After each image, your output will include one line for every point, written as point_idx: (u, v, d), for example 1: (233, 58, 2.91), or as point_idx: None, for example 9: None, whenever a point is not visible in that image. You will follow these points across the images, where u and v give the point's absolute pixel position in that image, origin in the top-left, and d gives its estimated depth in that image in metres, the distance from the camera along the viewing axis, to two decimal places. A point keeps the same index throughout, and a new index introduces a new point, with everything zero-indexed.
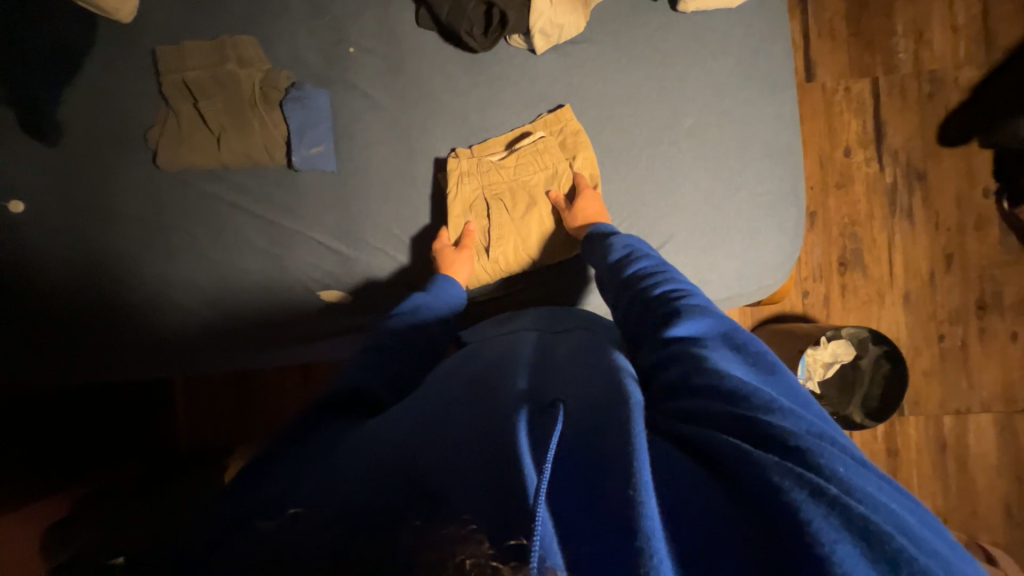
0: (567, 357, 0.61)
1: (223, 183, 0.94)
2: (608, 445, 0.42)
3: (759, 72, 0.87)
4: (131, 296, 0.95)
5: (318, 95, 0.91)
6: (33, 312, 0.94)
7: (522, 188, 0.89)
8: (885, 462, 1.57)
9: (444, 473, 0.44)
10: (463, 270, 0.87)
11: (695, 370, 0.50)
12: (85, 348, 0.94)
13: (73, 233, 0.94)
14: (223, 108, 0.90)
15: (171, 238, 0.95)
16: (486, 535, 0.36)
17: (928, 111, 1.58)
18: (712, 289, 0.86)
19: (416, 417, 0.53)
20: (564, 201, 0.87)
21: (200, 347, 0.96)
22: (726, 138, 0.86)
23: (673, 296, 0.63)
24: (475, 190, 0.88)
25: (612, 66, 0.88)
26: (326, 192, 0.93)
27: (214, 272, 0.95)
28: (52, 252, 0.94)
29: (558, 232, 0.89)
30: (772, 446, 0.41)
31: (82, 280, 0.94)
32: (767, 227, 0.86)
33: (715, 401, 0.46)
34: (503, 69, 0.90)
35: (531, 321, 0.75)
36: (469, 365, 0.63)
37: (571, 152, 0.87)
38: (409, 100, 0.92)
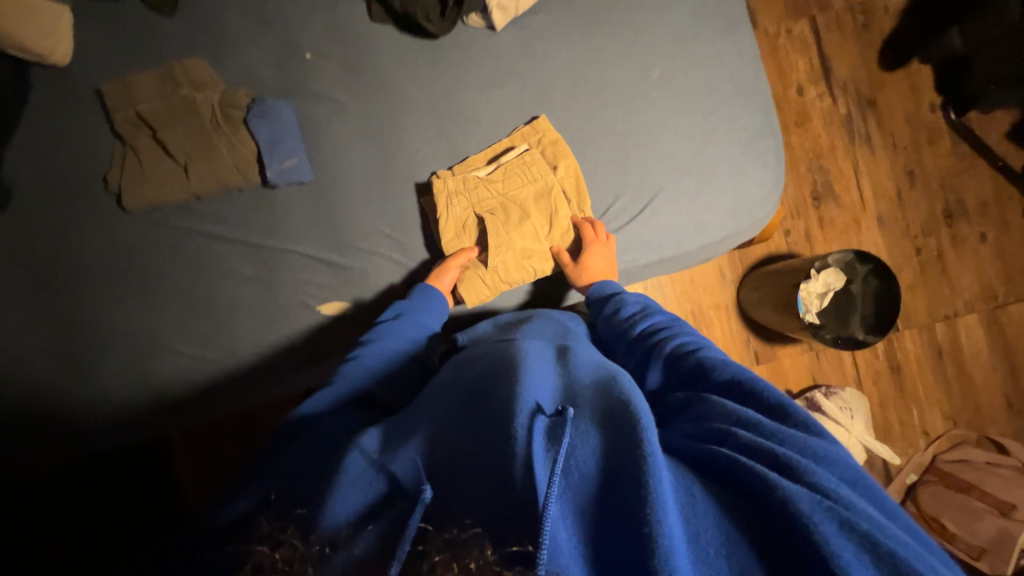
0: (569, 367, 0.57)
1: (200, 214, 0.91)
2: (625, 468, 0.42)
3: (715, 14, 0.89)
4: (119, 351, 0.90)
5: (281, 106, 0.88)
6: (11, 390, 0.87)
7: (513, 201, 0.86)
8: (890, 378, 1.63)
9: (456, 497, 0.45)
10: (448, 280, 0.85)
11: (718, 410, 0.51)
12: (79, 415, 0.88)
13: (44, 295, 0.89)
14: (185, 135, 0.87)
15: (153, 282, 0.91)
16: (486, 539, 0.41)
17: (866, 40, 1.65)
18: (708, 232, 0.88)
19: (417, 431, 0.53)
20: (557, 210, 0.86)
21: (202, 390, 0.91)
22: (695, 82, 0.87)
23: (689, 347, 0.63)
24: (468, 210, 0.85)
25: (573, 29, 0.88)
26: (306, 204, 0.90)
27: (206, 309, 0.91)
28: (24, 320, 0.88)
29: (557, 237, 0.86)
30: (796, 477, 0.42)
31: (62, 343, 0.88)
32: (749, 162, 0.88)
33: (737, 434, 0.47)
34: (466, 50, 0.89)
35: (527, 329, 0.72)
36: (469, 371, 0.59)
37: (559, 163, 0.86)
38: (376, 96, 0.89)
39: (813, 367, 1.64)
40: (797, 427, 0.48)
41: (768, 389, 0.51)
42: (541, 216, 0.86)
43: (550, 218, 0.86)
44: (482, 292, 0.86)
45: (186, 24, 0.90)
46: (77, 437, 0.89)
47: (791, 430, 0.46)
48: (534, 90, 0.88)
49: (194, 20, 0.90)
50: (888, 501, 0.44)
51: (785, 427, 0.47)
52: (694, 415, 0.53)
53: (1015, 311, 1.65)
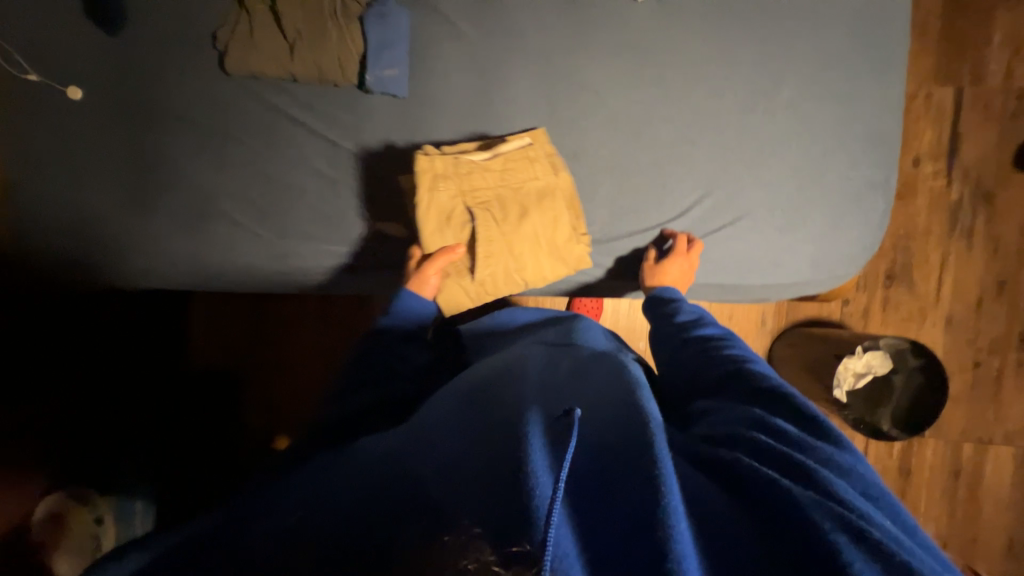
0: (575, 385, 0.60)
1: (291, 96, 0.91)
2: (635, 452, 0.45)
3: (872, 49, 0.81)
4: (174, 204, 0.92)
5: (400, 13, 0.85)
6: (76, 204, 0.90)
7: (505, 201, 0.82)
8: (895, 480, 1.57)
9: (450, 486, 0.44)
10: (430, 286, 0.82)
11: (741, 413, 0.53)
12: (130, 251, 0.92)
13: (128, 128, 0.91)
14: (301, 15, 0.85)
15: (228, 147, 0.92)
16: (487, 540, 0.36)
17: (1009, 130, 1.50)
18: (782, 271, 0.83)
19: (415, 430, 0.56)
20: (552, 218, 0.83)
21: (245, 263, 0.94)
22: (825, 115, 0.81)
23: (731, 358, 0.63)
24: (454, 203, 0.81)
25: (715, 21, 0.82)
26: (394, 118, 0.90)
27: (269, 188, 0.92)
28: (105, 144, 0.91)
29: (548, 247, 0.83)
30: (813, 483, 0.43)
31: (132, 178, 0.91)
32: (853, 215, 0.81)
33: (762, 438, 0.48)
34: (597, 11, 0.85)
35: (538, 343, 0.77)
36: (469, 381, 0.66)
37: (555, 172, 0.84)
38: (493, 31, 0.86)
39: None
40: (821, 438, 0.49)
41: (795, 395, 0.53)
42: (537, 221, 0.82)
43: (544, 226, 0.83)
44: (468, 294, 0.85)
45: None
46: (124, 270, 0.93)
47: (813, 441, 0.48)
48: (654, 73, 0.84)
49: None
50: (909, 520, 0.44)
51: (807, 438, 0.48)
52: (717, 421, 0.53)
53: None
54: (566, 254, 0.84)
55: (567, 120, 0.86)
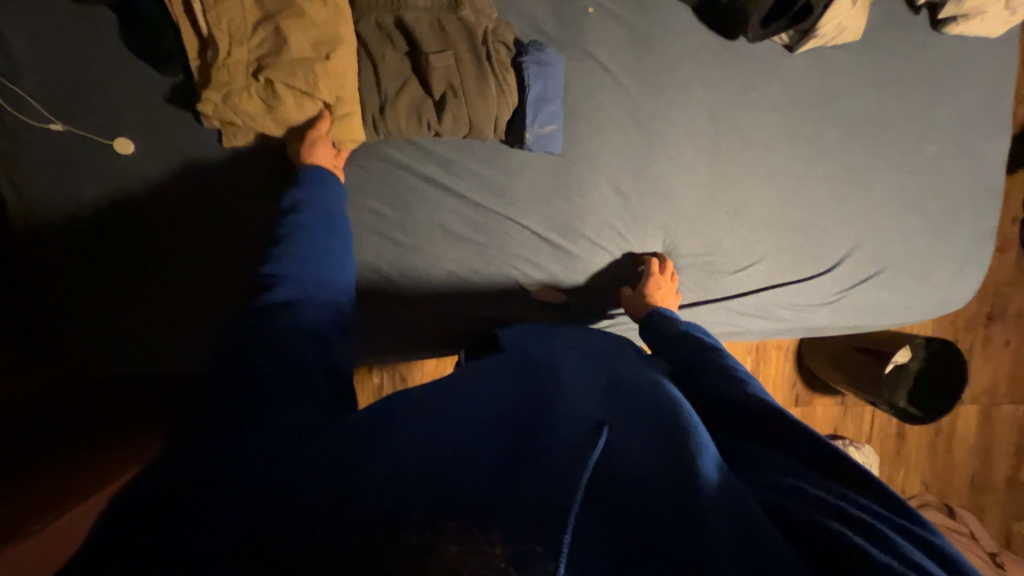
0: (610, 386, 0.56)
1: (425, 155, 0.80)
2: (666, 473, 0.41)
3: (994, 105, 0.88)
4: (196, 267, 0.80)
5: (558, 62, 0.77)
6: (143, 253, 0.79)
7: (269, 35, 0.70)
8: (892, 441, 1.86)
9: (475, 476, 0.39)
10: (325, 152, 0.71)
11: (782, 459, 0.47)
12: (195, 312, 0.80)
13: (195, 178, 0.78)
14: (449, 62, 0.72)
15: (353, 217, 0.79)
16: (500, 535, 0.35)
17: None
18: (912, 312, 0.91)
19: (436, 426, 0.45)
20: (292, 32, 0.69)
21: (382, 338, 0.85)
22: (954, 170, 0.87)
23: (741, 382, 0.57)
24: (243, 81, 0.70)
25: (864, 76, 0.84)
26: (547, 177, 0.83)
27: (403, 259, 0.82)
28: (172, 192, 0.78)
29: (321, 26, 0.70)
30: (893, 550, 0.37)
31: (207, 230, 0.79)
32: (971, 258, 0.91)
33: (807, 488, 0.43)
34: (759, 65, 0.82)
35: (575, 342, 0.74)
36: (493, 374, 0.57)
37: (296, 8, 0.70)
38: (654, 83, 0.81)
39: (839, 419, 1.84)
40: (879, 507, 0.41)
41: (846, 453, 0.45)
42: (307, 46, 0.70)
43: (292, 47, 0.69)
44: (354, 114, 0.73)
45: None
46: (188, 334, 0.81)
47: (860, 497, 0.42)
48: (806, 126, 0.84)
49: None
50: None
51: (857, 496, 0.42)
52: (751, 467, 0.47)
53: (1007, 411, 1.86)
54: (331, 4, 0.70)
55: (726, 176, 0.85)
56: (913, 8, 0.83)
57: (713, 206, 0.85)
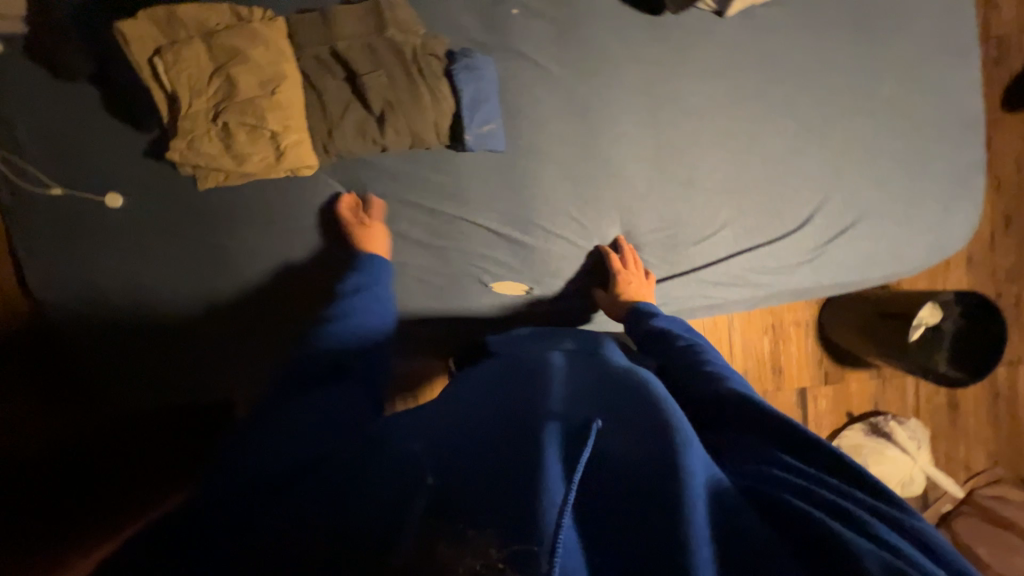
0: (591, 379, 0.58)
1: (378, 170, 0.84)
2: (651, 475, 0.44)
3: (951, 33, 0.84)
4: (179, 307, 0.85)
5: (488, 65, 0.80)
6: (131, 300, 0.84)
7: (222, 80, 0.77)
8: (945, 412, 1.71)
9: (468, 487, 0.43)
10: (380, 243, 0.82)
11: (760, 446, 0.51)
12: (188, 350, 0.85)
13: (172, 225, 0.85)
14: (383, 80, 0.77)
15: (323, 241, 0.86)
16: (499, 538, 0.39)
17: (992, 77, 1.61)
18: (904, 261, 0.86)
19: (428, 438, 0.51)
20: (240, 76, 0.76)
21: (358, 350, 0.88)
22: (920, 106, 0.83)
23: (716, 379, 0.61)
24: (204, 126, 0.77)
25: (801, 28, 0.83)
26: (495, 174, 0.85)
27: None
28: (152, 240, 0.84)
29: (265, 66, 0.77)
30: (858, 527, 0.41)
31: (189, 272, 0.85)
32: (960, 196, 0.85)
33: (786, 476, 0.46)
34: (688, 33, 0.83)
35: (562, 340, 0.77)
36: (481, 385, 0.62)
37: (242, 55, 0.77)
38: (584, 67, 0.83)
39: (878, 394, 1.70)
40: (847, 485, 0.45)
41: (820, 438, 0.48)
42: (255, 86, 0.77)
43: (241, 89, 0.76)
44: (304, 141, 0.78)
45: None
46: (186, 373, 0.86)
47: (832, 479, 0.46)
48: (750, 85, 0.83)
49: None
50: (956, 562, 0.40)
51: (828, 478, 0.46)
52: (736, 456, 0.51)
53: None
54: (273, 44, 0.77)
55: (677, 149, 0.84)
56: None
57: (666, 179, 0.85)
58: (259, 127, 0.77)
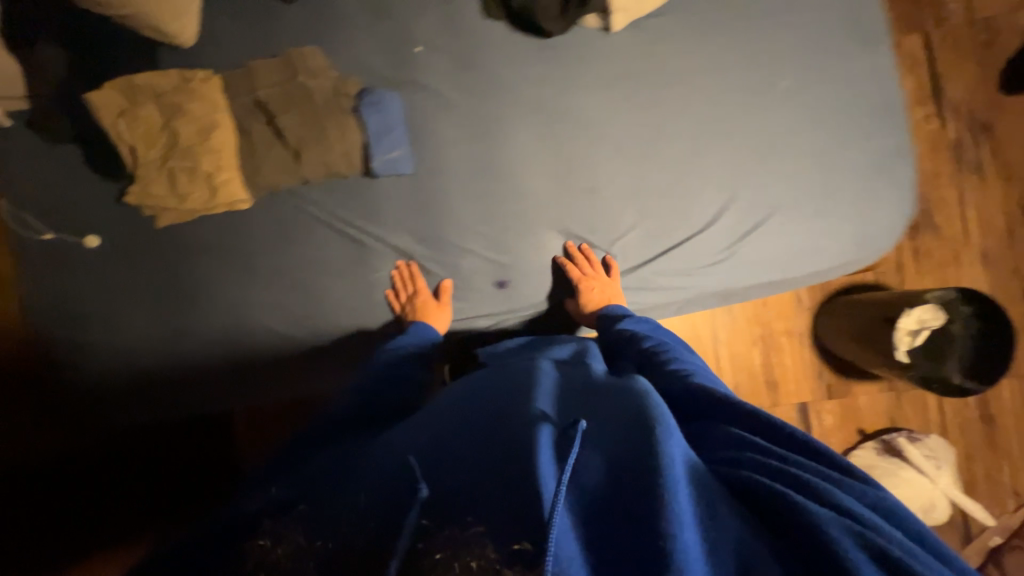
0: (579, 387, 0.60)
1: (304, 201, 0.92)
2: (628, 463, 0.44)
3: (854, 21, 0.83)
4: (141, 331, 0.95)
5: (391, 99, 0.88)
6: (104, 325, 0.96)
7: (168, 132, 0.90)
8: (980, 429, 1.51)
9: (462, 496, 0.47)
10: (438, 317, 0.88)
11: (729, 432, 0.50)
12: (153, 369, 0.95)
13: (135, 258, 0.96)
14: (297, 121, 0.87)
15: (258, 267, 0.94)
16: (489, 535, 0.43)
17: (987, 60, 1.50)
18: (826, 256, 0.82)
19: (418, 443, 0.56)
20: (181, 127, 0.89)
21: (297, 364, 0.96)
22: (825, 97, 0.81)
23: (682, 374, 0.62)
24: (154, 172, 0.90)
25: (691, 36, 0.84)
26: (406, 196, 0.90)
27: (305, 298, 0.94)
28: (118, 272, 0.96)
29: (200, 118, 0.89)
30: (826, 501, 0.41)
31: (149, 299, 0.95)
32: (881, 185, 0.81)
33: (761, 458, 0.46)
34: (579, 50, 0.86)
35: (540, 350, 0.79)
36: (461, 390, 0.66)
37: (183, 110, 0.89)
38: (482, 93, 0.89)
39: (894, 409, 1.53)
40: (808, 459, 0.46)
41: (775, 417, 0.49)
42: (193, 134, 0.89)
43: (182, 139, 0.89)
44: (235, 179, 0.90)
45: (303, 16, 0.92)
46: (155, 391, 0.96)
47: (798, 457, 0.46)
48: (644, 94, 0.85)
49: (315, 13, 0.92)
50: (919, 527, 0.41)
51: (793, 455, 0.46)
52: (704, 443, 0.52)
53: None
54: (208, 98, 0.90)
55: (578, 161, 0.87)
56: None
57: (568, 189, 0.87)
58: (197, 170, 0.89)
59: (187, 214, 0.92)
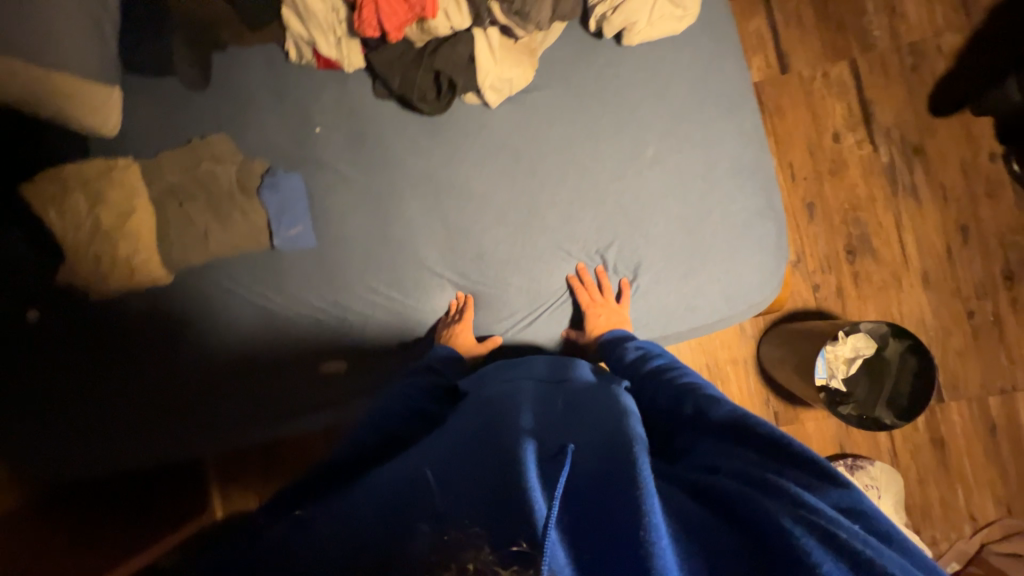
0: (571, 409, 0.62)
1: (218, 272, 0.98)
2: (617, 474, 0.46)
3: (715, 91, 0.88)
4: (100, 372, 0.98)
5: (292, 179, 0.95)
6: (57, 372, 0.98)
7: (92, 215, 0.94)
8: (932, 453, 1.49)
9: (458, 501, 0.45)
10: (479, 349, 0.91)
11: (718, 446, 0.56)
12: (113, 406, 0.98)
13: (80, 309, 0.98)
14: (205, 206, 0.95)
15: (199, 317, 0.98)
16: (488, 540, 0.39)
17: (916, 86, 1.52)
18: (700, 313, 0.87)
19: (423, 459, 0.56)
20: (102, 212, 0.94)
21: (241, 409, 0.97)
22: (690, 163, 0.87)
23: (691, 389, 0.67)
24: (82, 253, 0.94)
25: (564, 109, 0.89)
26: (308, 267, 0.96)
27: (246, 345, 0.97)
28: (62, 325, 0.98)
29: (121, 203, 0.95)
30: (787, 498, 0.45)
31: (102, 345, 0.98)
32: (744, 246, 0.87)
33: (740, 468, 0.51)
34: (462, 125, 0.92)
35: (531, 370, 0.78)
36: (470, 406, 0.68)
37: (101, 196, 0.95)
38: (377, 168, 0.94)
39: (842, 435, 1.50)
40: (786, 465, 0.51)
41: (769, 427, 0.54)
42: (114, 218, 0.94)
43: (104, 223, 0.94)
44: (153, 258, 0.95)
45: (211, 101, 0.99)
46: (123, 421, 0.98)
47: (777, 464, 0.51)
48: (524, 163, 0.90)
49: (221, 99, 0.99)
50: (883, 525, 0.44)
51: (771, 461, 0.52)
52: (693, 458, 0.57)
53: None
54: (127, 184, 0.96)
55: (465, 231, 0.92)
56: (592, 35, 0.89)
57: (457, 255, 0.92)
58: (120, 252, 0.95)
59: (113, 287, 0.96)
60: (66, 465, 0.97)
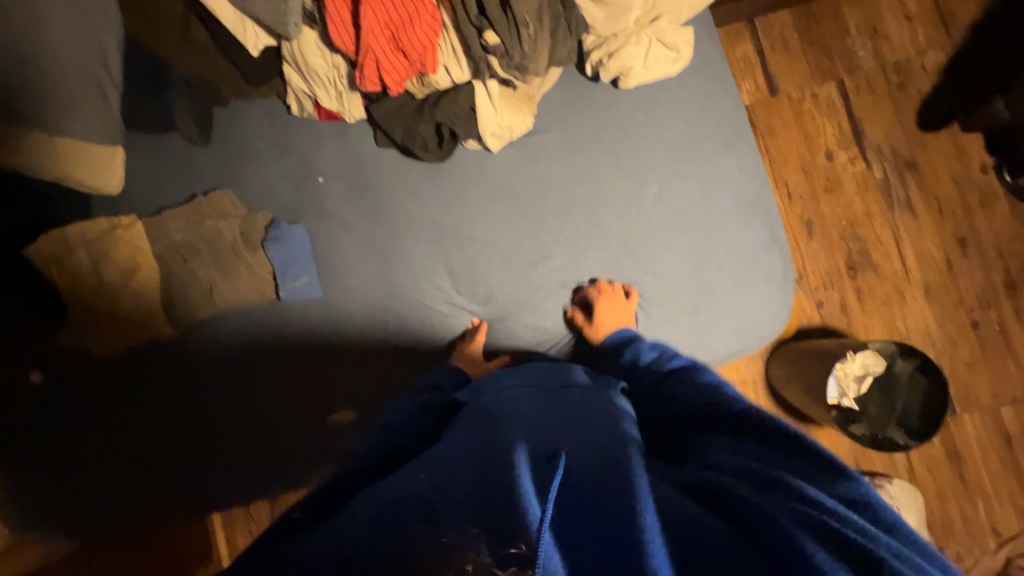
0: (567, 413, 0.61)
1: (220, 326, 0.96)
2: (611, 481, 0.46)
3: (712, 128, 0.90)
4: (93, 411, 0.96)
5: (294, 231, 0.95)
6: (49, 414, 0.96)
7: (95, 274, 0.94)
8: (949, 466, 1.47)
9: (453, 504, 0.45)
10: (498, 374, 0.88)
11: (728, 444, 0.56)
12: (106, 444, 0.96)
13: (71, 347, 0.96)
14: (210, 262, 0.95)
15: (193, 350, 0.96)
16: (485, 541, 0.40)
17: (903, 103, 1.55)
18: (710, 348, 0.87)
19: (423, 465, 0.56)
20: (105, 272, 0.93)
21: (239, 441, 0.96)
22: (691, 198, 0.88)
23: (713, 387, 0.66)
24: (85, 312, 0.93)
25: (565, 150, 0.90)
26: (314, 317, 0.95)
27: (241, 376, 0.96)
28: (56, 364, 0.97)
29: (125, 263, 0.94)
30: (794, 496, 0.46)
31: (96, 382, 0.96)
32: (751, 278, 0.88)
33: (749, 466, 0.51)
34: (464, 170, 0.93)
35: (527, 374, 0.78)
36: (468, 413, 0.67)
37: (104, 255, 0.94)
38: (381, 216, 0.95)
39: (856, 451, 1.48)
40: (796, 459, 0.51)
41: (783, 421, 0.54)
42: (117, 278, 0.93)
43: (107, 283, 0.93)
44: (157, 317, 0.95)
45: (213, 155, 1.00)
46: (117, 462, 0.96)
47: (786, 462, 0.51)
48: (527, 205, 0.91)
49: (222, 152, 1.00)
50: (890, 516, 0.45)
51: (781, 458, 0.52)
52: (698, 458, 0.56)
53: None
54: (130, 242, 0.95)
55: (470, 274, 0.92)
56: (588, 79, 0.91)
57: (463, 298, 0.92)
58: (125, 312, 0.94)
59: (118, 345, 0.95)
60: (62, 506, 0.95)
